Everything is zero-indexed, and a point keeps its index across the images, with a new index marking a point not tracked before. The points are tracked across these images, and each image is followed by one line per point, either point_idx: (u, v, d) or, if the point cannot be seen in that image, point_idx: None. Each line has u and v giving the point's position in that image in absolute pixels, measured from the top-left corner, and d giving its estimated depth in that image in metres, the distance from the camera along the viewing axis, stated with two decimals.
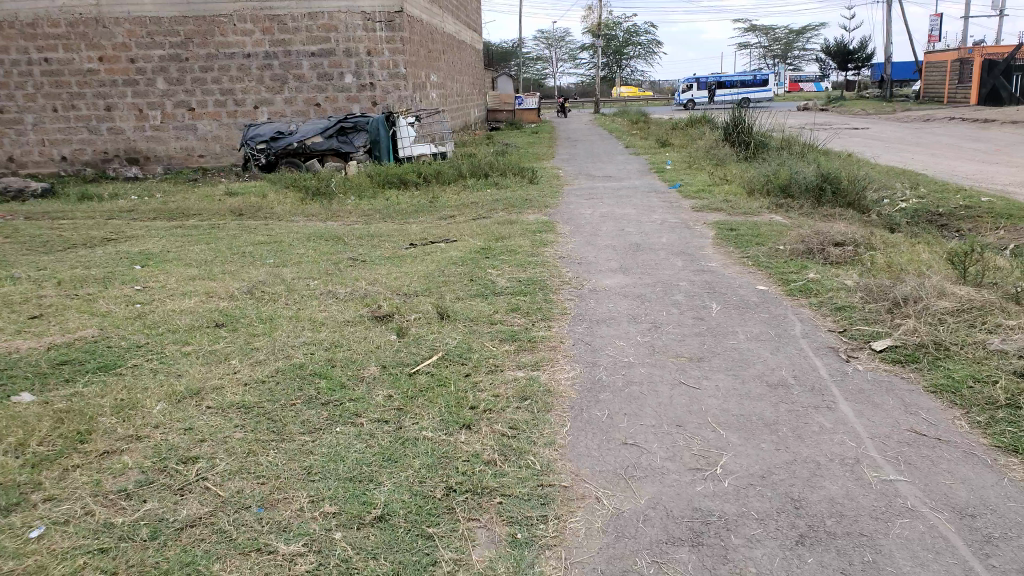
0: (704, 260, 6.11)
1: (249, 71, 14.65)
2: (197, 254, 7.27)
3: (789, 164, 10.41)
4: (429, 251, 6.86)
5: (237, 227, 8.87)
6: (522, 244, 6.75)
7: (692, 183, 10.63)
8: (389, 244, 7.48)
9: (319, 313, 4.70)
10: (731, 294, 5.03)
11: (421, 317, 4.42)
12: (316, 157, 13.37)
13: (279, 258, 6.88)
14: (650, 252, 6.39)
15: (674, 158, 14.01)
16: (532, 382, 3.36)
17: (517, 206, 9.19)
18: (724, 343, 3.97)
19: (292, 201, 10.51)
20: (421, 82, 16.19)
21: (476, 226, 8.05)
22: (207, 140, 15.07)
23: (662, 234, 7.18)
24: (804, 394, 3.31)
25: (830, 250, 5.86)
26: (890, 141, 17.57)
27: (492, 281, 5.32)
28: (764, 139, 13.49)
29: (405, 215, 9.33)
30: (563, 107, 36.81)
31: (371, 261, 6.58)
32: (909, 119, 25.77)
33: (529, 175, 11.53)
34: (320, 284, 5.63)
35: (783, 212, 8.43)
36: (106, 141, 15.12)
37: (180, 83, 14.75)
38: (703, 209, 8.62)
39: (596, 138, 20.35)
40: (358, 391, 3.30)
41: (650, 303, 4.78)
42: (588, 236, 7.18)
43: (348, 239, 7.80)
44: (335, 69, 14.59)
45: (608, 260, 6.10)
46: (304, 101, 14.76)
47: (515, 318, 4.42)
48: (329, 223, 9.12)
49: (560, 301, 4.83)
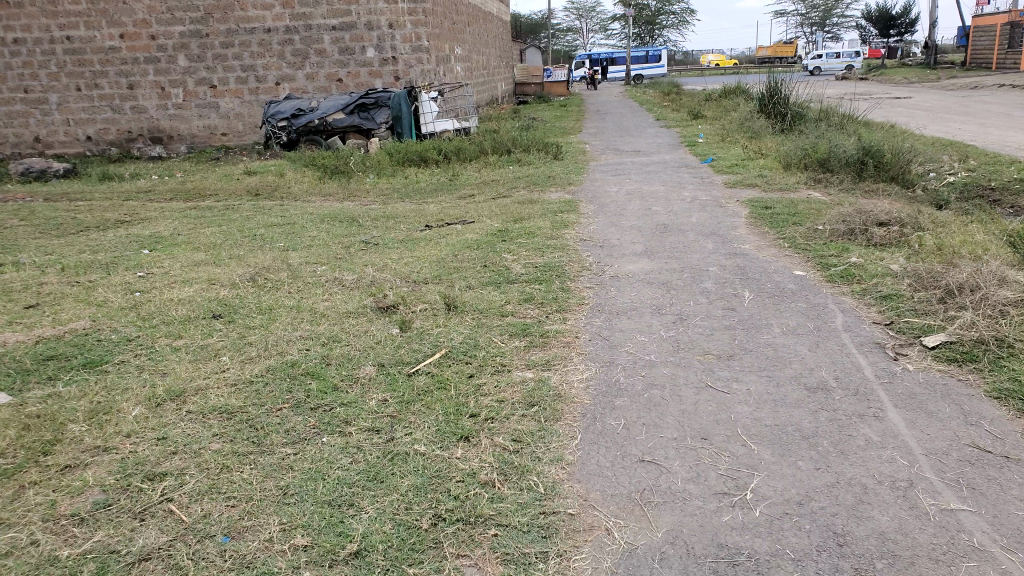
0: (736, 242, 5.70)
1: (270, 47, 14.38)
2: (209, 237, 7.07)
3: (828, 137, 9.82)
4: (444, 233, 6.55)
5: (253, 208, 8.67)
6: (542, 225, 6.40)
7: (725, 158, 10.10)
8: (404, 225, 7.18)
9: (320, 303, 4.44)
10: (762, 281, 4.64)
11: (427, 309, 4.13)
12: (338, 135, 13.11)
13: (290, 241, 6.64)
14: (677, 234, 6.00)
15: (706, 131, 13.41)
16: (540, 385, 3.04)
17: (539, 184, 8.81)
18: (758, 338, 3.59)
19: (310, 179, 10.28)
20: (445, 56, 15.75)
21: (496, 206, 7.71)
22: (229, 118, 14.91)
23: (692, 213, 6.76)
24: (846, 399, 2.92)
25: (873, 230, 5.38)
26: (936, 111, 16.64)
27: (507, 268, 4.99)
28: (801, 110, 12.81)
29: (424, 194, 9.03)
30: (592, 80, 35.98)
31: (383, 245, 6.30)
32: (954, 87, 24.52)
33: (553, 151, 11.10)
34: (326, 270, 5.36)
35: (821, 188, 7.90)
36: (130, 120, 15.06)
37: (202, 59, 14.55)
38: (735, 185, 8.14)
39: (626, 112, 19.73)
40: (351, 394, 3.07)
41: (675, 292, 4.42)
42: (612, 216, 6.80)
43: (363, 221, 7.54)
44: (356, 43, 14.20)
45: (633, 243, 5.72)
46: (326, 76, 14.46)
47: (528, 309, 4.09)
48: (346, 203, 8.86)
49: (578, 290, 4.48)
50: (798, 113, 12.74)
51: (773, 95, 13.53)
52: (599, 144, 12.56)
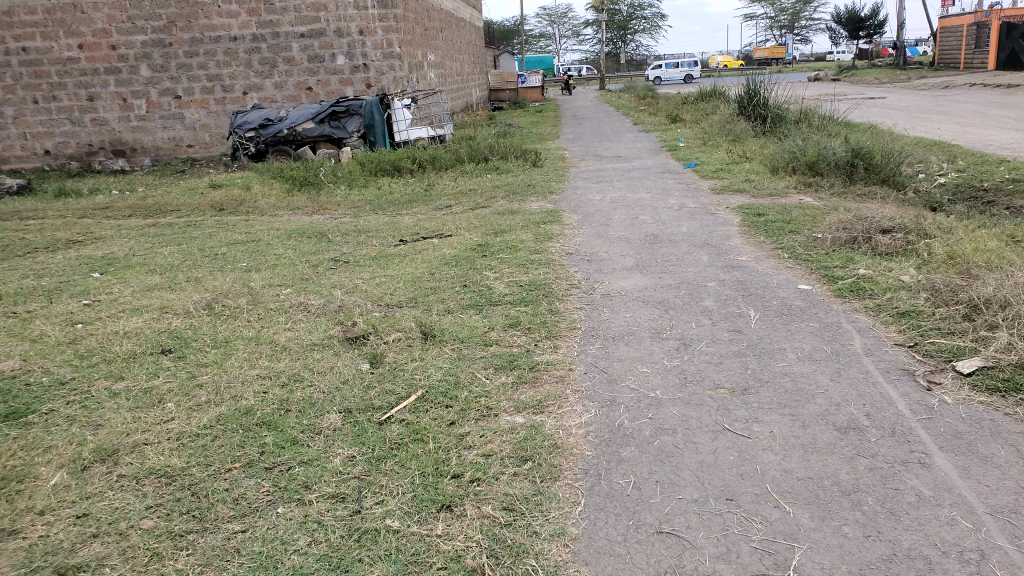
0: (733, 253, 5.32)
1: (237, 55, 13.83)
2: (165, 258, 6.56)
3: (814, 139, 9.54)
4: (419, 249, 6.11)
5: (216, 225, 8.16)
6: (524, 238, 5.98)
7: (709, 162, 9.79)
8: (377, 241, 6.72)
9: (280, 336, 3.95)
10: (768, 297, 4.24)
11: (402, 340, 3.68)
12: (308, 145, 12.60)
13: (253, 260, 6.17)
14: (669, 244, 5.60)
15: (687, 134, 13.11)
16: (532, 434, 2.62)
17: (518, 193, 8.41)
18: (773, 367, 3.21)
19: (278, 192, 9.79)
20: (417, 63, 15.31)
21: (474, 218, 7.28)
22: (195, 129, 14.33)
23: (682, 221, 6.38)
24: (884, 441, 2.56)
25: (878, 239, 5.05)
26: (914, 110, 16.51)
27: (489, 288, 4.55)
28: (783, 112, 12.57)
29: (398, 206, 8.59)
30: (567, 85, 35.74)
31: (352, 264, 5.83)
32: (926, 87, 24.57)
33: (531, 158, 10.72)
34: (288, 295, 4.87)
35: (812, 192, 7.59)
36: (91, 133, 14.43)
37: (165, 69, 13.98)
38: (724, 191, 7.80)
39: (604, 115, 19.41)
40: (313, 450, 2.63)
41: (673, 312, 4.00)
42: (597, 226, 6.41)
43: (333, 236, 7.09)
44: (326, 51, 13.71)
45: (623, 256, 5.32)
46: (295, 85, 13.95)
47: (514, 336, 3.66)
48: (316, 218, 8.38)
49: (567, 312, 4.05)
50: (779, 115, 12.49)
51: (753, 97, 13.28)
52: (578, 150, 12.20)
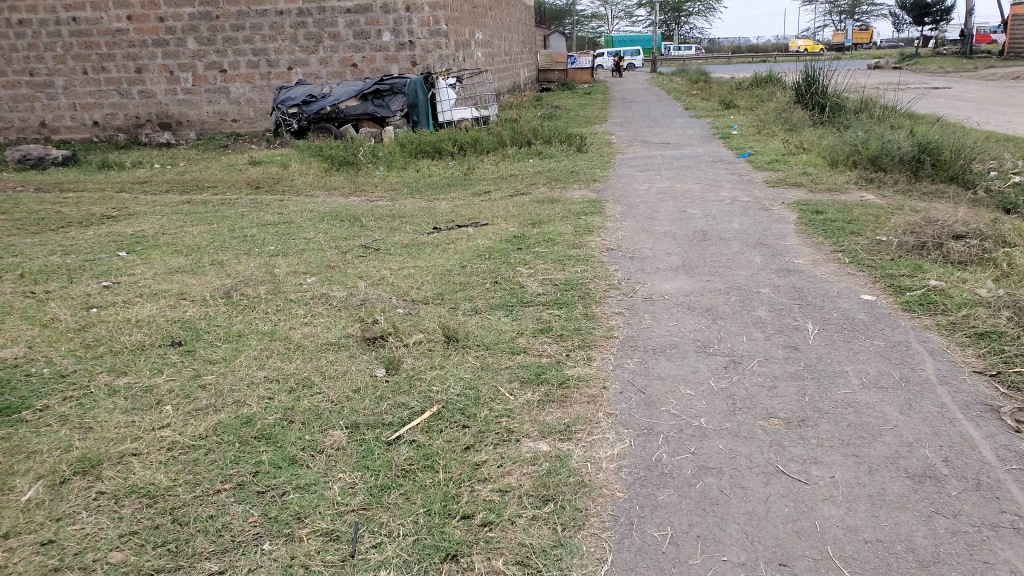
0: (788, 254, 4.88)
1: (283, 30, 13.70)
2: (195, 238, 6.43)
3: (879, 131, 8.90)
4: (453, 238, 5.82)
5: (249, 204, 8.03)
6: (563, 230, 5.64)
7: (763, 152, 9.24)
8: (409, 227, 6.46)
9: (295, 333, 3.72)
10: (828, 307, 3.82)
11: (424, 343, 3.39)
12: (351, 123, 12.39)
13: (282, 244, 5.98)
14: (718, 243, 5.19)
15: (741, 122, 12.49)
16: (555, 468, 2.32)
17: (560, 180, 8.05)
18: (832, 395, 2.79)
19: (316, 171, 9.61)
20: (463, 42, 14.96)
21: (512, 206, 6.96)
22: (239, 104, 14.29)
23: (734, 217, 5.95)
24: (967, 496, 2.12)
25: (950, 245, 4.52)
26: (987, 101, 15.45)
27: (522, 286, 4.24)
28: (844, 101, 11.86)
29: (435, 190, 8.33)
30: (616, 66, 34.87)
31: (381, 252, 5.58)
32: (999, 77, 23.13)
33: (576, 143, 10.30)
34: (309, 285, 4.64)
35: (876, 189, 7.04)
36: (138, 105, 14.51)
37: (211, 43, 13.92)
38: (779, 184, 7.30)
39: (653, 99, 18.74)
40: (313, 474, 2.41)
41: (721, 322, 3.61)
42: (642, 219, 6.02)
43: (366, 220, 6.86)
44: (372, 27, 13.44)
45: (668, 255, 4.94)
46: (341, 61, 13.75)
47: (544, 344, 3.34)
48: (351, 200, 8.18)
49: (603, 318, 3.70)
50: (840, 104, 11.78)
51: (812, 84, 12.56)
52: (625, 135, 11.72)
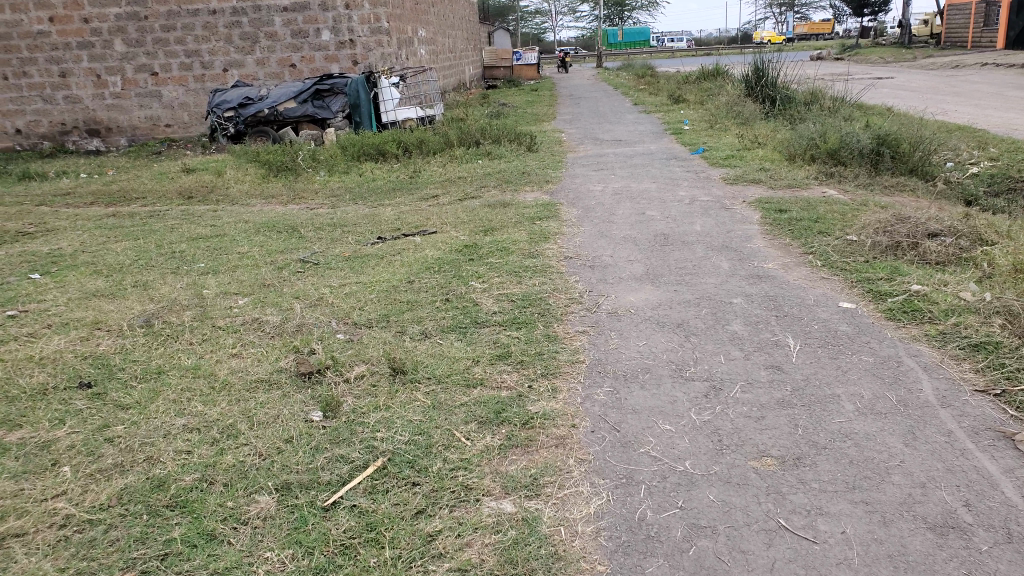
0: (758, 258, 4.62)
1: (217, 30, 12.97)
2: (117, 256, 5.85)
3: (831, 124, 8.80)
4: (399, 249, 5.41)
5: (180, 216, 7.44)
6: (519, 237, 5.29)
7: (717, 147, 9.05)
8: (352, 237, 6.01)
9: (223, 369, 3.22)
10: (807, 318, 3.56)
11: (366, 378, 3.00)
12: (290, 126, 11.79)
13: (212, 261, 5.46)
14: (685, 247, 4.90)
15: (692, 117, 12.32)
16: (524, 536, 1.97)
17: (513, 182, 7.69)
18: (827, 425, 2.53)
19: (253, 178, 9.04)
20: (408, 39, 14.47)
21: (461, 211, 6.58)
22: (173, 108, 13.51)
23: (694, 218, 5.69)
24: (1000, 552, 1.88)
25: (926, 245, 4.35)
26: (926, 91, 15.72)
27: (476, 304, 3.86)
28: (792, 95, 11.79)
29: (381, 195, 7.88)
30: (564, 63, 34.75)
31: (322, 267, 5.13)
32: (935, 67, 23.65)
33: (527, 143, 9.95)
34: (239, 310, 4.16)
35: (835, 184, 6.88)
36: (63, 111, 13.59)
37: (140, 44, 13.11)
38: (738, 181, 7.09)
39: (603, 95, 18.58)
40: (234, 554, 1.98)
41: (695, 340, 3.31)
42: (601, 223, 5.71)
43: (306, 230, 6.38)
44: (311, 25, 12.84)
45: (632, 262, 4.63)
46: (279, 61, 13.11)
47: (503, 373, 2.97)
48: (291, 208, 7.67)
49: (567, 339, 3.35)
50: (789, 98, 11.70)
51: (760, 78, 12.46)
52: (576, 133, 11.42)
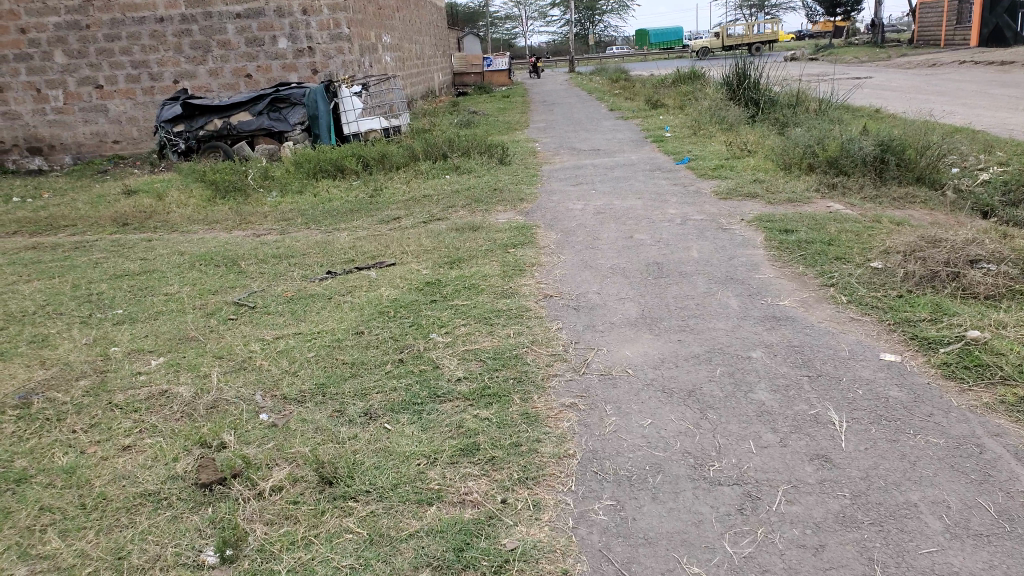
0: (769, 293, 3.92)
1: (165, 39, 12.10)
2: (21, 300, 5.03)
3: (822, 129, 8.17)
4: (349, 287, 4.65)
5: (108, 248, 6.61)
6: (490, 270, 4.55)
7: (704, 156, 8.34)
8: (297, 271, 5.26)
9: (103, 474, 2.47)
10: (847, 380, 2.88)
11: (286, 492, 2.26)
12: (246, 140, 11.00)
13: (133, 307, 4.68)
14: (682, 281, 4.18)
15: (673, 122, 11.65)
16: None
17: (481, 200, 6.97)
18: (919, 561, 1.83)
19: (196, 201, 8.25)
20: (370, 46, 13.72)
21: (426, 237, 5.85)
22: (122, 123, 12.61)
23: (688, 241, 4.99)
24: None
25: (969, 275, 3.71)
26: (909, 91, 15.21)
27: (436, 366, 3.12)
28: (778, 97, 11.20)
29: (335, 218, 7.14)
30: (535, 69, 34.23)
31: (259, 315, 4.33)
32: (911, 66, 23.29)
33: (498, 155, 9.23)
34: (147, 379, 3.35)
35: (839, 197, 6.18)
36: (3, 129, 12.64)
37: (82, 55, 12.22)
38: (731, 195, 6.35)
39: (577, 101, 17.96)
40: None
41: (714, 419, 2.60)
42: (584, 251, 5.00)
43: (247, 265, 5.62)
44: (265, 33, 12.03)
45: (623, 301, 3.90)
46: (232, 71, 12.27)
47: (468, 481, 2.24)
48: (234, 235, 6.90)
49: (551, 420, 2.60)
50: (775, 100, 11.11)
51: (742, 80, 11.90)
52: (552, 142, 10.74)
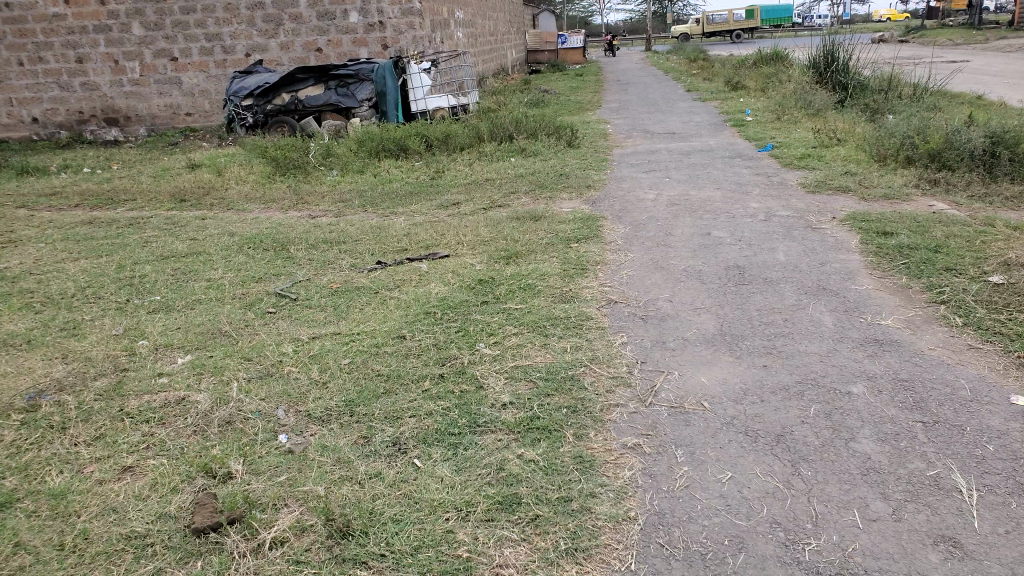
0: (869, 310, 3.41)
1: (238, 12, 12.00)
2: (70, 280, 4.90)
3: (929, 116, 7.33)
4: (398, 280, 4.34)
5: (162, 225, 6.47)
6: (548, 269, 4.14)
7: (790, 142, 7.63)
8: (347, 260, 4.97)
9: (92, 505, 2.22)
10: (974, 429, 2.35)
11: (290, 546, 1.98)
12: (313, 116, 10.81)
13: (178, 294, 4.50)
14: (768, 291, 3.68)
15: (755, 104, 10.83)
16: None
17: (546, 186, 6.55)
18: None
19: (255, 177, 8.09)
20: (442, 21, 13.34)
21: (485, 226, 5.46)
22: (193, 95, 12.66)
23: (775, 242, 4.46)
24: None
25: None
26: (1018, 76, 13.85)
27: (480, 387, 2.74)
28: (870, 81, 10.29)
29: (394, 201, 6.83)
30: (608, 46, 33.21)
31: (296, 310, 4.04)
32: (1016, 49, 21.38)
33: (567, 138, 8.74)
34: (162, 383, 3.10)
35: (942, 195, 5.40)
36: (80, 98, 12.86)
37: (159, 27, 12.22)
38: (819, 189, 5.73)
39: (651, 80, 17.18)
40: None
41: (810, 477, 2.16)
42: (655, 248, 4.54)
43: (297, 249, 5.38)
44: (337, 7, 11.76)
45: (699, 313, 3.44)
46: (303, 45, 12.11)
47: (503, 549, 1.90)
48: (288, 216, 6.68)
49: (608, 467, 2.23)
50: (865, 85, 10.21)
51: (831, 61, 10.88)
52: (624, 124, 10.17)
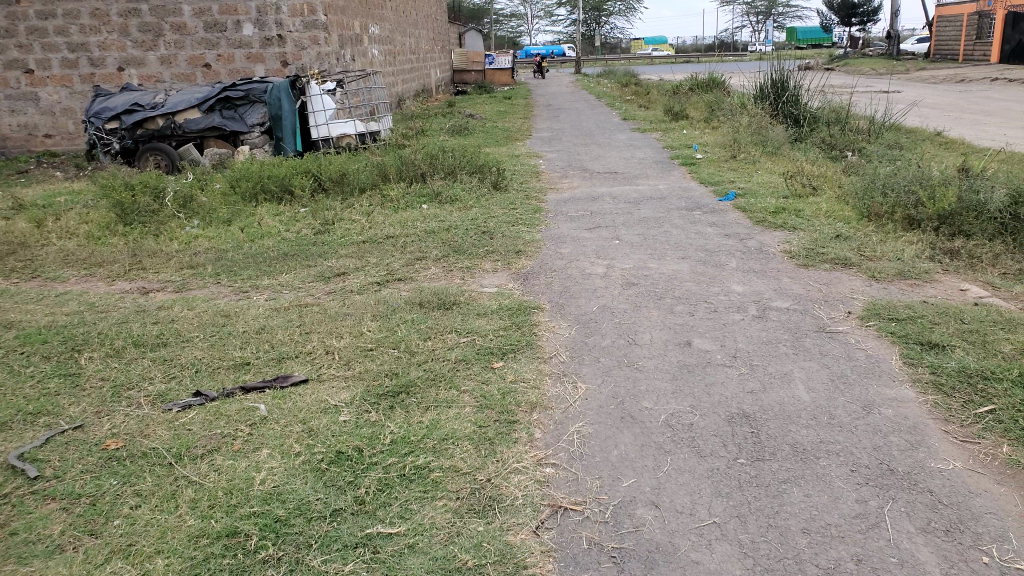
0: (986, 531, 2.02)
1: (108, 19, 10.01)
2: None
3: (913, 161, 6.22)
4: (223, 436, 2.77)
5: None
6: (456, 426, 2.60)
7: (754, 190, 6.39)
8: (153, 386, 3.33)
9: None
10: None
11: None
12: (193, 142, 8.90)
13: None
14: (808, 479, 2.27)
15: (703, 139, 9.67)
16: None
17: (462, 249, 5.05)
18: None
19: (89, 229, 6.26)
20: (353, 36, 11.70)
21: (371, 318, 3.88)
22: (53, 114, 10.50)
23: (785, 360, 3.10)
24: None
25: None
26: (956, 111, 13.25)
27: None
28: (821, 112, 9.30)
29: (261, 267, 5.15)
30: (537, 70, 32.49)
31: (17, 519, 2.35)
32: (939, 82, 21.28)
33: (491, 178, 7.23)
34: None
35: (968, 272, 4.16)
36: None
37: (10, 35, 10.14)
38: (813, 260, 4.43)
39: (584, 106, 16.02)
40: None
41: None
42: (615, 371, 3.07)
43: (89, 363, 3.65)
44: (228, 17, 9.94)
45: (710, 543, 2.00)
46: (188, 60, 10.12)
47: None
48: (111, 291, 4.94)
49: None
50: (818, 117, 9.23)
51: (780, 92, 9.79)
52: (557, 159, 8.83)
